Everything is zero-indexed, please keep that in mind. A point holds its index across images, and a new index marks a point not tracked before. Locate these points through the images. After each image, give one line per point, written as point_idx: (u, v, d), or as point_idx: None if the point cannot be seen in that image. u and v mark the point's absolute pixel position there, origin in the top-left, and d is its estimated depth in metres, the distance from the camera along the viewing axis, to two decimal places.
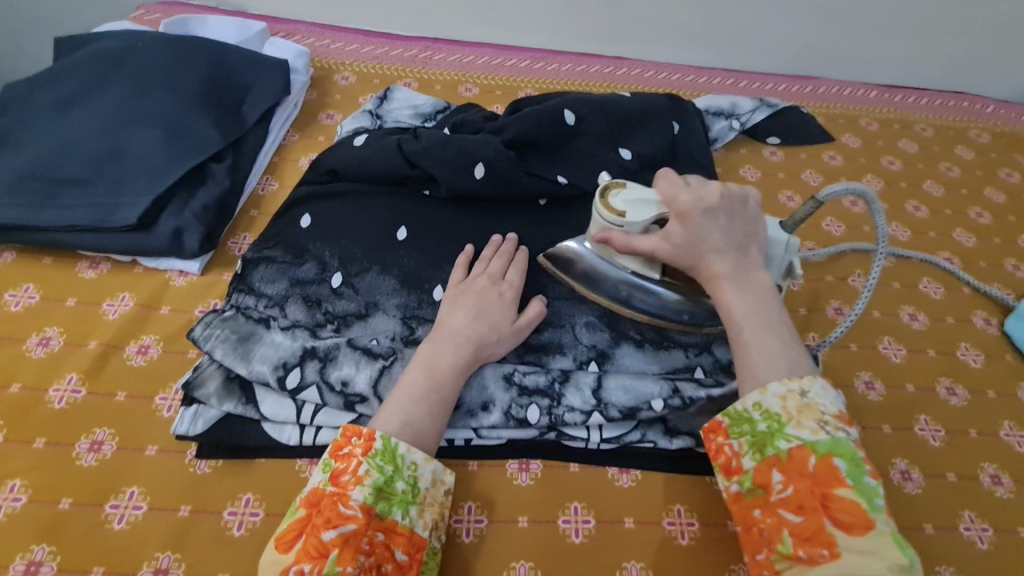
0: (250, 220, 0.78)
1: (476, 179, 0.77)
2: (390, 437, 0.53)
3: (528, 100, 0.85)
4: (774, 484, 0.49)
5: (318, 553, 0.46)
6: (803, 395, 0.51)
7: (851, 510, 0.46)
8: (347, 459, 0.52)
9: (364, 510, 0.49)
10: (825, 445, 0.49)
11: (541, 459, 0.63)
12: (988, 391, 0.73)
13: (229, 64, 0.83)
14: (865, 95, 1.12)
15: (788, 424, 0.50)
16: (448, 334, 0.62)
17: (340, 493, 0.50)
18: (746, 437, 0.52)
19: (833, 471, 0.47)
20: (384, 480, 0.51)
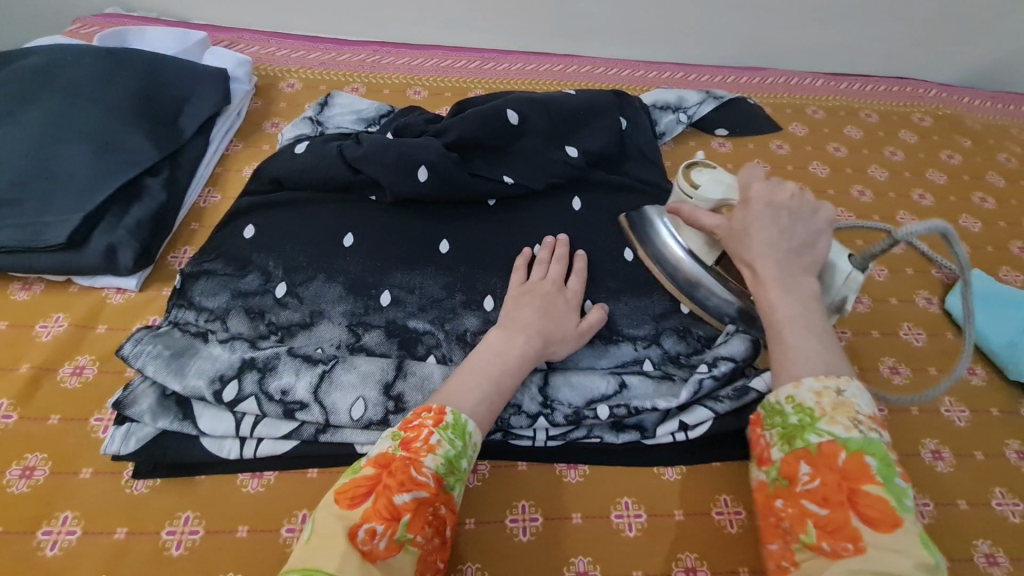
0: (192, 233, 0.76)
1: (419, 182, 0.76)
2: (461, 415, 0.54)
3: (473, 102, 0.85)
4: (801, 474, 0.48)
5: (390, 515, 0.46)
6: (837, 393, 0.50)
7: (875, 505, 0.44)
8: (418, 428, 0.52)
9: (435, 479, 0.49)
10: (858, 441, 0.47)
11: (488, 460, 0.63)
12: (930, 368, 0.75)
13: (166, 76, 0.81)
14: (813, 84, 1.14)
15: (820, 418, 0.49)
16: (521, 324, 0.63)
17: (412, 457, 0.49)
18: (777, 428, 0.52)
19: (862, 468, 0.46)
20: (455, 454, 0.51)
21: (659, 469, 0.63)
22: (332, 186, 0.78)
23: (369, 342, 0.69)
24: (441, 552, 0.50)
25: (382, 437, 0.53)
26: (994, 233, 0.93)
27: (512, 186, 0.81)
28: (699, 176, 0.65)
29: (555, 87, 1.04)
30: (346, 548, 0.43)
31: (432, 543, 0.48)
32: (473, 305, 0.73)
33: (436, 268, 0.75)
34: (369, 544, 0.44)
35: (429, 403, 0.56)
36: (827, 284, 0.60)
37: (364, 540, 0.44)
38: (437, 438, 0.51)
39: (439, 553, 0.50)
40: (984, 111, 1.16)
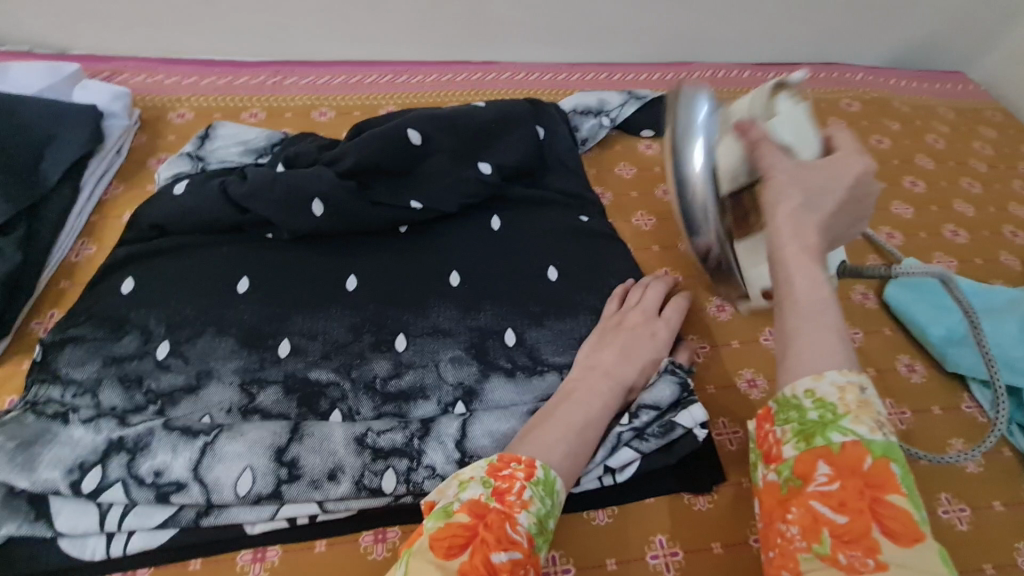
0: (61, 293, 0.68)
1: (316, 217, 0.70)
2: (550, 470, 0.51)
3: (369, 123, 0.78)
4: (819, 474, 0.42)
5: (486, 573, 0.43)
6: (861, 391, 0.44)
7: (899, 518, 0.40)
8: (509, 479, 0.49)
9: (529, 539, 0.47)
10: (882, 445, 0.42)
11: (399, 525, 0.55)
12: (870, 368, 0.72)
13: (25, 119, 0.73)
14: (739, 76, 1.12)
15: (843, 416, 0.43)
16: (605, 372, 0.61)
17: (506, 511, 0.47)
18: (792, 424, 0.45)
19: (888, 475, 0.41)
20: (546, 512, 0.49)
21: (589, 514, 0.58)
22: (223, 227, 0.71)
23: (265, 401, 0.62)
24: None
25: (466, 480, 0.50)
26: (927, 218, 0.91)
27: (421, 211, 0.75)
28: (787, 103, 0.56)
29: (472, 97, 0.99)
30: None
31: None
32: (383, 347, 0.67)
33: (341, 309, 0.69)
34: None
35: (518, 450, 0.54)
36: None
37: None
38: (529, 493, 0.49)
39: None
40: (910, 91, 1.15)
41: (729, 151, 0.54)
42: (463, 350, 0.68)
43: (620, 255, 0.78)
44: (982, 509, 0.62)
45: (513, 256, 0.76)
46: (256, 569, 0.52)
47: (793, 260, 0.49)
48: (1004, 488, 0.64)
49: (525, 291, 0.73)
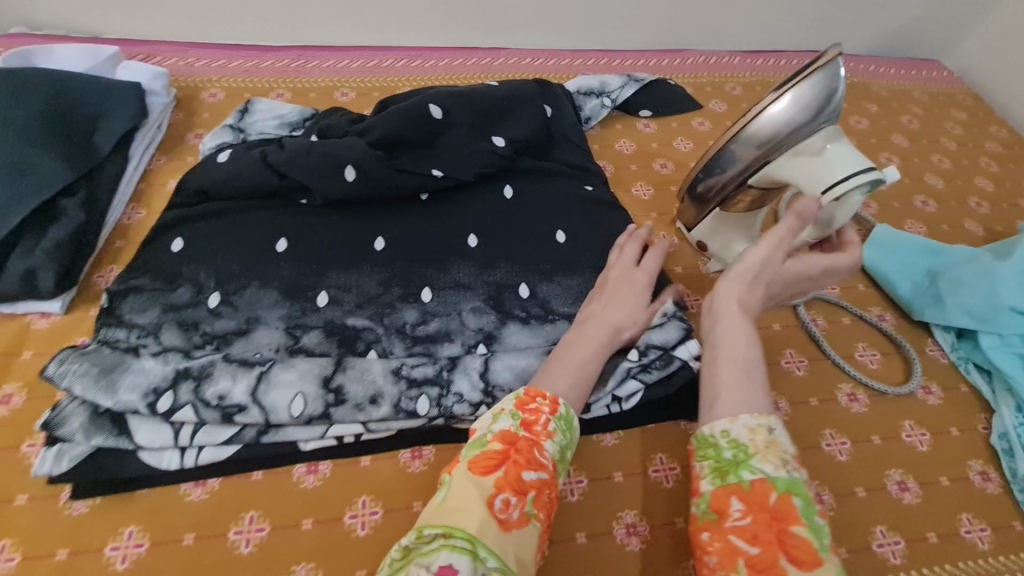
0: (117, 251, 0.75)
1: (348, 182, 0.77)
2: (569, 408, 0.57)
3: (395, 100, 0.86)
4: (732, 510, 0.48)
5: (518, 490, 0.49)
6: (770, 431, 0.50)
7: (804, 547, 0.45)
8: (536, 412, 0.54)
9: (554, 464, 0.52)
10: (785, 482, 0.47)
11: (432, 444, 0.63)
12: (846, 318, 0.80)
13: (77, 94, 0.79)
14: (729, 63, 1.21)
15: (754, 455, 0.49)
16: (601, 321, 0.65)
17: (534, 439, 0.52)
18: (708, 462, 0.51)
19: (790, 508, 0.46)
20: (566, 445, 0.54)
21: (597, 437, 0.66)
22: (260, 192, 0.78)
23: (309, 342, 0.69)
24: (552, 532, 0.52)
25: (497, 412, 0.55)
26: (899, 190, 1.00)
27: (441, 179, 0.82)
28: (856, 199, 0.63)
29: (483, 80, 1.07)
30: (485, 515, 0.47)
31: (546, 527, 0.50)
32: (411, 298, 0.74)
33: (371, 266, 0.77)
34: (506, 514, 0.47)
35: (529, 387, 0.58)
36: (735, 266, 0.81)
37: (501, 509, 0.47)
38: (554, 425, 0.54)
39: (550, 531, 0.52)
40: (886, 77, 1.24)
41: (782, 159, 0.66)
42: (482, 301, 0.75)
43: (621, 220, 0.86)
44: (940, 434, 0.70)
45: (525, 222, 0.83)
46: (310, 480, 0.60)
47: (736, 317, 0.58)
48: (959, 416, 0.72)
49: (536, 252, 0.81)
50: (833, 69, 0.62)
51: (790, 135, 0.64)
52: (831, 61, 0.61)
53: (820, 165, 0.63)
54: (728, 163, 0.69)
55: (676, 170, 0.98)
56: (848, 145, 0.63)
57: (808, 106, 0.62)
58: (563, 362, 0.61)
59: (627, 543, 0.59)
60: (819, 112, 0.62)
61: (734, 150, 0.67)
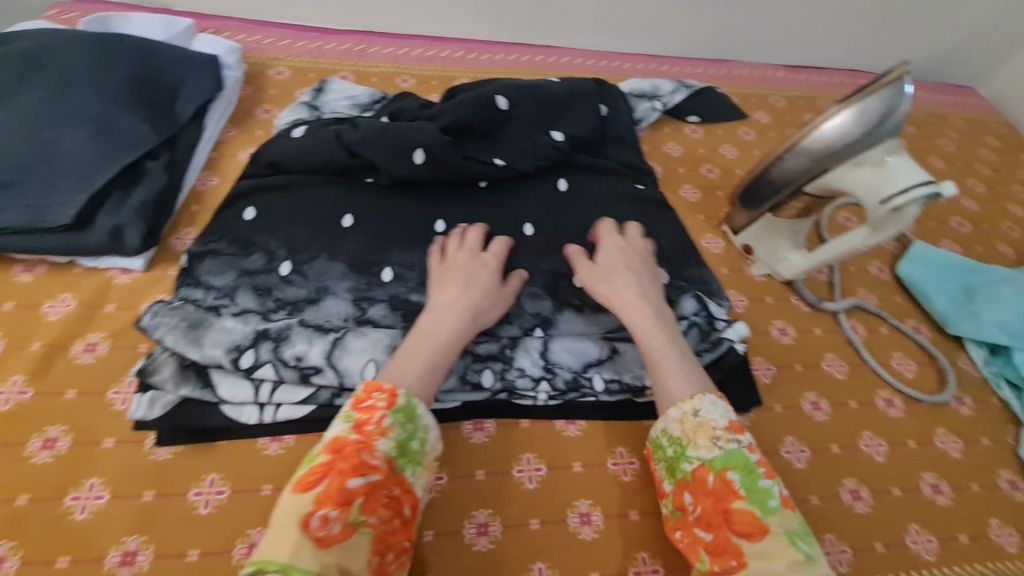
0: (192, 215, 0.78)
1: (415, 164, 0.80)
2: (412, 398, 0.56)
3: (462, 88, 0.89)
4: (689, 504, 0.56)
5: (343, 499, 0.48)
6: (695, 413, 0.58)
7: (746, 520, 0.51)
8: (369, 411, 0.54)
9: (389, 462, 0.52)
10: (721, 460, 0.55)
11: (493, 418, 0.66)
12: (883, 327, 0.83)
13: (159, 62, 0.82)
14: (774, 76, 1.24)
15: (688, 445, 0.57)
16: (449, 308, 0.65)
17: (365, 441, 0.52)
18: (664, 463, 0.60)
19: (728, 485, 0.53)
20: (406, 437, 0.54)
21: (648, 422, 0.69)
22: (329, 168, 0.81)
23: (375, 314, 0.72)
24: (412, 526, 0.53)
25: (333, 421, 0.55)
26: (935, 209, 1.03)
27: (502, 168, 0.85)
28: (914, 210, 0.65)
29: (538, 76, 1.10)
30: (299, 538, 0.46)
31: (389, 524, 0.50)
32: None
33: (434, 246, 0.79)
34: (324, 531, 0.46)
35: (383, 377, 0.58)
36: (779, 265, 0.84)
37: (318, 527, 0.46)
38: (389, 421, 0.54)
39: (407, 528, 0.52)
40: (924, 100, 1.27)
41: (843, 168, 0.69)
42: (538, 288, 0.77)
43: (671, 220, 0.89)
44: (972, 442, 0.74)
45: (581, 214, 0.85)
46: None
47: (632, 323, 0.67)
48: (990, 427, 0.76)
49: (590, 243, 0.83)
50: (900, 86, 0.65)
51: (847, 147, 0.67)
52: (897, 78, 0.64)
53: (880, 175, 0.66)
54: (785, 169, 0.74)
55: (722, 176, 1.01)
56: (908, 158, 0.66)
57: (866, 121, 0.65)
58: (413, 352, 0.60)
59: None
60: (876, 127, 0.65)
61: (790, 158, 0.72)
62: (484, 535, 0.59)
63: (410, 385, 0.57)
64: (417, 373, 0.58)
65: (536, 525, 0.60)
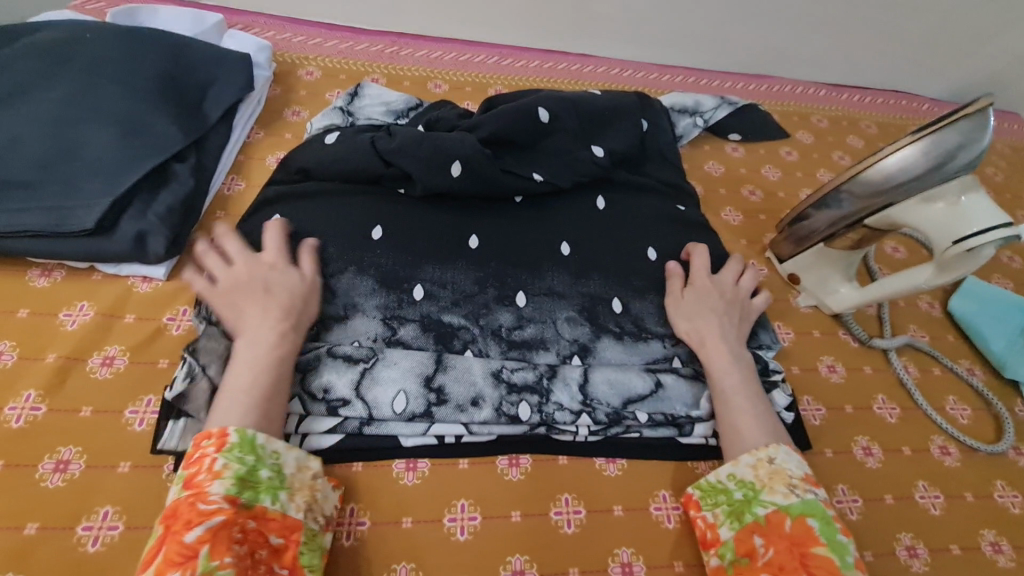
0: (217, 221, 0.74)
1: (451, 175, 0.75)
2: (245, 429, 0.51)
3: (502, 99, 0.85)
4: (758, 547, 0.53)
5: (185, 558, 0.44)
6: (770, 462, 0.57)
7: (826, 566, 0.49)
8: (200, 460, 0.49)
9: (232, 499, 0.47)
10: (799, 507, 0.53)
11: (529, 453, 0.63)
12: (936, 368, 0.79)
13: (188, 59, 0.78)
14: (816, 95, 1.19)
15: (762, 490, 0.55)
16: (263, 317, 0.60)
17: (198, 493, 0.47)
18: (722, 506, 0.57)
19: (806, 530, 0.52)
20: (248, 469, 0.49)
21: (693, 464, 0.65)
22: (360, 176, 0.76)
23: (405, 335, 0.67)
24: (292, 550, 0.49)
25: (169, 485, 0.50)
26: None
27: (540, 183, 0.80)
28: (988, 252, 0.62)
29: (575, 86, 1.07)
30: None
31: (250, 561, 0.46)
32: (505, 300, 0.72)
33: (467, 264, 0.74)
34: None
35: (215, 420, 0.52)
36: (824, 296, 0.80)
37: None
38: (221, 462, 0.49)
39: (276, 557, 0.48)
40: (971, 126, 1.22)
41: (910, 205, 0.65)
42: (576, 312, 0.73)
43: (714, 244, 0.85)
44: None
45: (622, 233, 0.81)
46: (410, 476, 0.59)
47: (710, 362, 0.66)
48: None
49: (630, 266, 0.78)
50: (979, 120, 0.61)
51: (914, 181, 0.63)
52: (977, 111, 0.60)
53: (953, 214, 0.62)
54: (841, 201, 0.70)
55: (765, 199, 0.97)
56: (985, 198, 0.62)
57: (937, 155, 0.61)
58: (232, 376, 0.55)
59: None
60: (947, 162, 0.61)
61: (849, 189, 0.68)
62: None
63: (239, 415, 0.52)
64: (246, 396, 0.54)
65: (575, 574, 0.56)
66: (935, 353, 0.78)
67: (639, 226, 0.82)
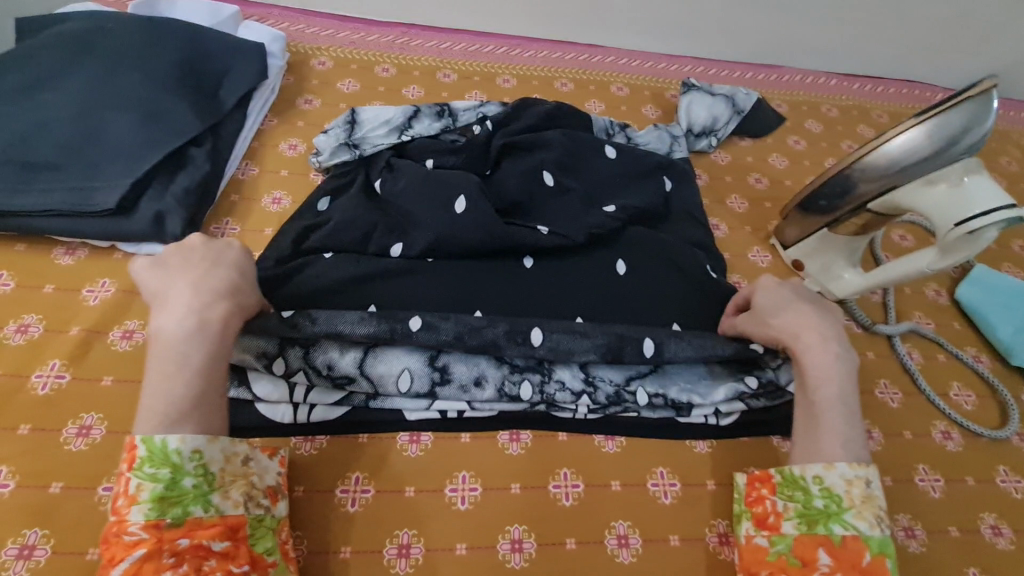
0: (231, 204, 0.77)
1: (455, 213, 0.70)
2: (152, 439, 0.47)
3: (521, 140, 0.79)
4: (821, 562, 0.52)
5: None
6: (867, 484, 0.53)
7: None
8: (120, 481, 0.47)
9: (152, 524, 0.46)
10: (878, 541, 0.52)
11: (530, 429, 0.64)
12: (941, 354, 0.79)
13: (205, 48, 0.81)
14: (825, 84, 1.19)
15: (848, 509, 0.53)
16: (181, 300, 0.52)
17: (118, 521, 0.46)
18: (794, 502, 0.55)
19: (881, 569, 0.51)
20: (164, 489, 0.46)
21: (690, 442, 0.66)
22: (354, 234, 0.70)
23: None
24: (242, 548, 0.48)
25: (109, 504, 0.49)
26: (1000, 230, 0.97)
27: (547, 235, 0.72)
28: (990, 235, 0.62)
29: (582, 76, 1.08)
30: None
31: (193, 572, 0.46)
32: (519, 337, 0.62)
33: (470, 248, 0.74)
34: None
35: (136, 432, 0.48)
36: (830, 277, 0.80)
37: None
38: (134, 485, 0.46)
39: (226, 561, 0.47)
40: None
41: (911, 187, 0.65)
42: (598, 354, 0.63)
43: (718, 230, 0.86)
44: None
45: (657, 286, 0.73)
46: (413, 448, 0.61)
47: (805, 362, 0.58)
48: None
49: None
50: (983, 102, 0.61)
51: (919, 164, 0.63)
52: (983, 93, 0.61)
53: (956, 196, 0.63)
54: (849, 186, 0.69)
55: (772, 186, 0.97)
56: (988, 179, 0.62)
57: (941, 137, 0.62)
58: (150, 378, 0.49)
59: (718, 551, 0.60)
60: (952, 143, 0.62)
61: (855, 173, 0.68)
62: (518, 552, 0.57)
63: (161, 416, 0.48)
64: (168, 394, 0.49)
65: (572, 545, 0.58)
66: (942, 341, 0.78)
67: (664, 253, 0.75)
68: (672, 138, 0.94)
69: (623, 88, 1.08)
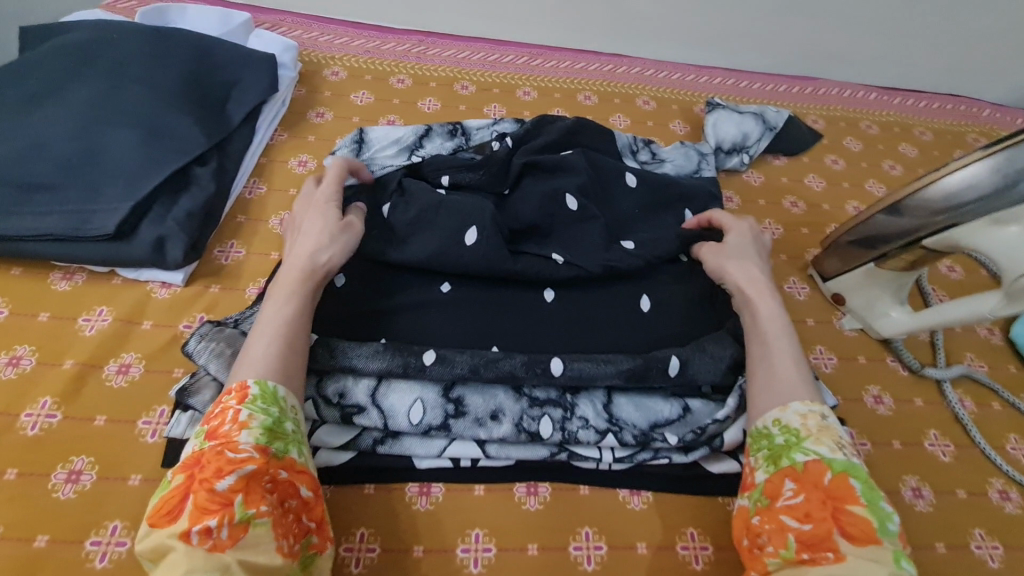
0: (238, 225, 0.73)
1: (466, 247, 0.65)
2: (270, 384, 0.49)
3: (545, 160, 0.74)
4: (786, 490, 0.48)
5: (219, 505, 0.42)
6: (823, 417, 0.52)
7: (861, 524, 0.45)
8: (222, 412, 0.47)
9: (260, 447, 0.45)
10: (841, 462, 0.49)
11: (549, 481, 0.59)
12: (995, 402, 0.72)
13: (212, 59, 0.77)
14: (866, 98, 1.11)
15: (807, 437, 0.50)
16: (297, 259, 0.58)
17: (223, 442, 0.45)
18: (763, 451, 0.52)
19: (847, 488, 0.47)
20: (274, 420, 0.47)
21: (723, 499, 0.61)
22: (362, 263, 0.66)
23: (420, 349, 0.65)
24: (319, 505, 0.48)
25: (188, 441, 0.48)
26: None
27: (562, 265, 0.67)
28: None
29: (607, 88, 1.03)
30: (179, 558, 0.40)
31: (281, 510, 0.45)
32: (538, 367, 0.59)
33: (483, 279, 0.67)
34: (211, 540, 0.40)
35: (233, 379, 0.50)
36: (871, 314, 0.74)
37: (199, 540, 0.40)
38: (246, 412, 0.47)
39: (304, 509, 0.47)
40: None
41: (974, 227, 0.59)
42: (623, 378, 0.60)
43: None
44: None
45: (685, 321, 0.67)
46: (423, 501, 0.57)
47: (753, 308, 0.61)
48: None
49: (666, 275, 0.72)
50: None
51: (983, 200, 0.57)
52: None
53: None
54: (900, 216, 0.64)
55: (809, 211, 0.91)
56: None
57: (1010, 171, 0.56)
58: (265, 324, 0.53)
59: None
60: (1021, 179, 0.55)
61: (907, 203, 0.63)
62: None
63: (266, 362, 0.51)
64: (275, 346, 0.52)
65: None
66: (998, 390, 0.72)
67: (694, 289, 0.70)
68: (702, 156, 0.88)
69: (650, 102, 1.02)
